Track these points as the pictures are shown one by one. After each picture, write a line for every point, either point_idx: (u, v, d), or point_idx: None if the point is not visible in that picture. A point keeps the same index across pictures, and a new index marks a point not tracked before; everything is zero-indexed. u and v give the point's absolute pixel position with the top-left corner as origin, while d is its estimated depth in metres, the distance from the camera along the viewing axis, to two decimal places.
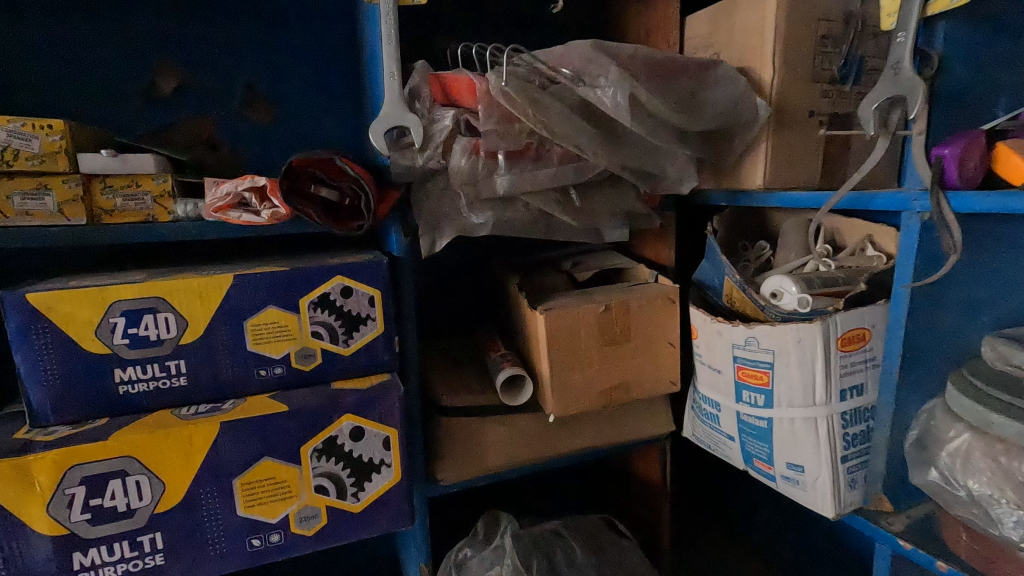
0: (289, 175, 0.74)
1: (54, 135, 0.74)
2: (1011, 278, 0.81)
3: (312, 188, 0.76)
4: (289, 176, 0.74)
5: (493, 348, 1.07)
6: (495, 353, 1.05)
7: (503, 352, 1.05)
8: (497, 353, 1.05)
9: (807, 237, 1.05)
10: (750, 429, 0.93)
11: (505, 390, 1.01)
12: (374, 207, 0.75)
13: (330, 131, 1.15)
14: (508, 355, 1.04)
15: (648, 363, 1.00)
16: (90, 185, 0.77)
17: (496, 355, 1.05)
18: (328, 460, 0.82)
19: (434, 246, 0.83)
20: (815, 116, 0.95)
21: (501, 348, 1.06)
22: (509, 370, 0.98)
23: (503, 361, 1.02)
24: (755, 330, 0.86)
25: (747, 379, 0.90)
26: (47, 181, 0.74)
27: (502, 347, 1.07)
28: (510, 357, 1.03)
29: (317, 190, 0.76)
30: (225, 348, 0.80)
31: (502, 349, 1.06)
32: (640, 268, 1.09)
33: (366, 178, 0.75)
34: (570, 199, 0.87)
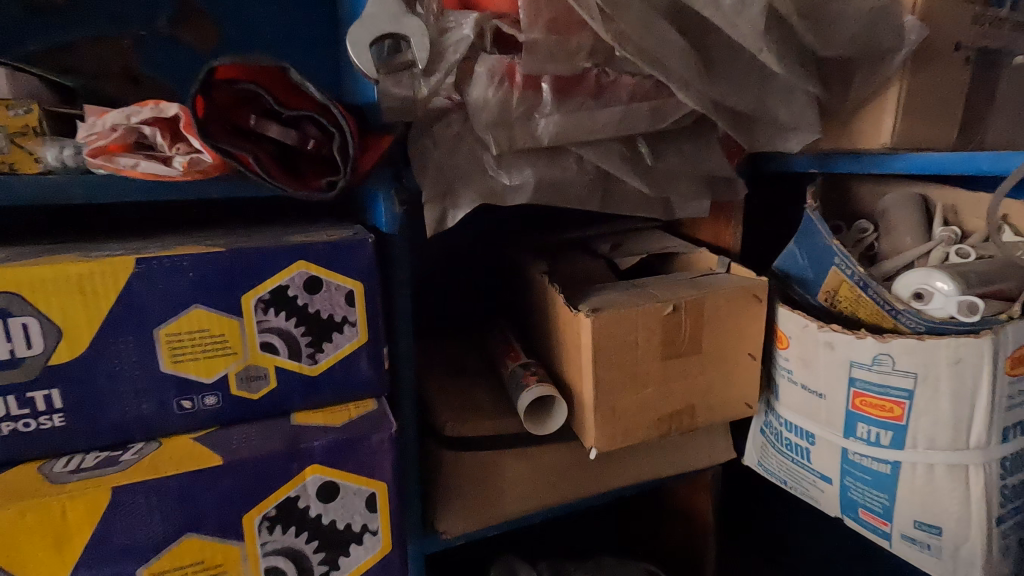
0: (209, 96, 0.45)
1: None
2: None
3: (252, 120, 0.47)
4: (211, 97, 0.45)
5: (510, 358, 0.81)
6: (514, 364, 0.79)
7: (525, 362, 0.79)
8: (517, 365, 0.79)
9: (921, 216, 0.80)
10: (861, 473, 0.70)
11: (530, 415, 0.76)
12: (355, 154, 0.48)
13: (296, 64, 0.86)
14: (534, 368, 0.78)
15: (720, 381, 0.76)
16: None
17: (515, 367, 0.79)
18: (284, 531, 0.56)
19: (444, 222, 0.54)
20: (962, 50, 0.69)
21: (523, 357, 0.80)
22: (538, 390, 0.72)
23: (527, 375, 0.76)
24: (891, 345, 0.62)
25: (867, 409, 0.66)
26: None
27: (522, 355, 0.81)
28: (536, 370, 0.77)
29: (260, 127, 0.47)
30: (125, 370, 0.53)
31: (523, 358, 0.80)
32: (703, 254, 0.83)
33: (338, 104, 0.46)
34: (638, 154, 0.61)
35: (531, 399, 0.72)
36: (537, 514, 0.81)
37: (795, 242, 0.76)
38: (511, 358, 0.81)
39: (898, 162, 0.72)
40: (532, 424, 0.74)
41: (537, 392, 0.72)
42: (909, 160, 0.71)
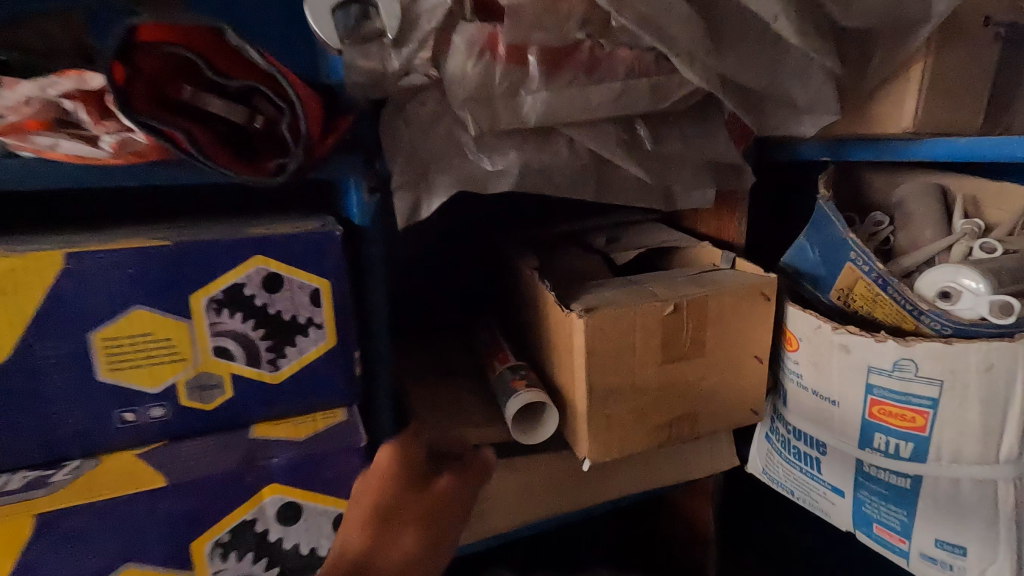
0: (131, 62, 0.38)
1: None
2: None
3: (186, 92, 0.40)
4: (134, 64, 0.38)
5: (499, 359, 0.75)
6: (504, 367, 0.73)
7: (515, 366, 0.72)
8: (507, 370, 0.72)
9: (940, 208, 0.74)
10: (877, 487, 0.64)
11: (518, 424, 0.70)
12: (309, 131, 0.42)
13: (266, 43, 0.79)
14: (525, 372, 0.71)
15: (724, 386, 0.70)
16: None
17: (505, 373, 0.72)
18: (239, 558, 0.51)
19: (417, 212, 0.49)
20: (990, 26, 0.63)
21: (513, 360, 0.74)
22: (525, 397, 0.66)
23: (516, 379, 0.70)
24: (914, 350, 0.56)
25: (886, 418, 0.61)
26: None
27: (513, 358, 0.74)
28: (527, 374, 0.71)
29: (197, 100, 0.41)
30: (56, 381, 0.47)
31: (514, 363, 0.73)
32: (706, 248, 0.77)
33: (289, 75, 0.40)
34: (637, 137, 0.54)
35: (518, 406, 0.66)
36: (526, 528, 0.76)
37: (806, 235, 0.70)
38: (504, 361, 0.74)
39: (924, 148, 0.67)
40: (521, 433, 0.68)
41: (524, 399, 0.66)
42: (935, 146, 0.66)
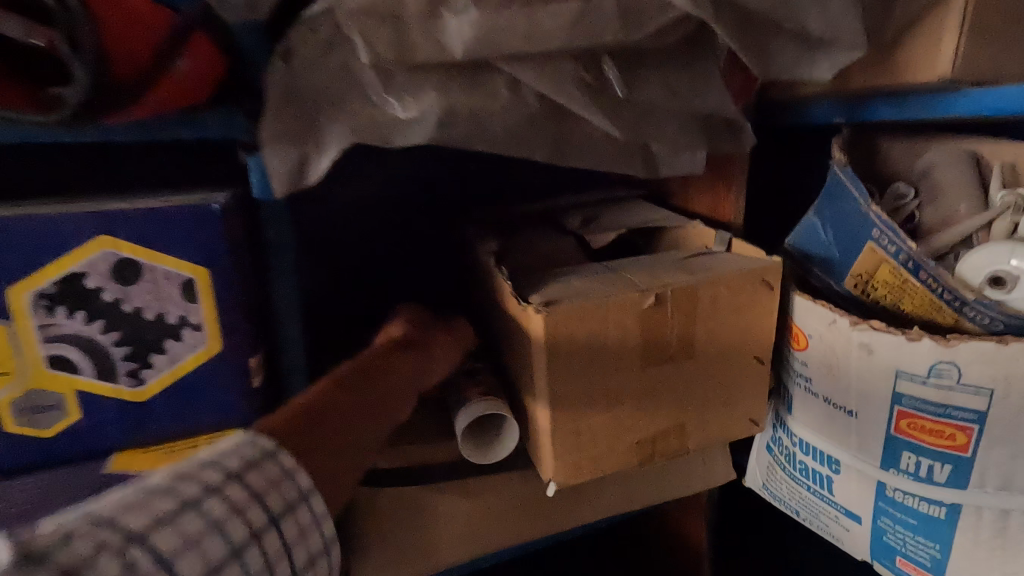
0: None
1: None
2: None
3: None
4: None
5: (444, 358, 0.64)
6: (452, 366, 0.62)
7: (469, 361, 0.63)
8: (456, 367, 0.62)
9: (975, 177, 0.62)
10: (903, 515, 0.53)
11: (469, 440, 0.57)
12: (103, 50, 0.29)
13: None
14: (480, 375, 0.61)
15: (717, 392, 0.58)
16: None
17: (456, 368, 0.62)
18: None
19: (306, 170, 0.36)
20: None
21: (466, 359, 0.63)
22: (478, 407, 0.54)
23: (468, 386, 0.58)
24: (958, 351, 0.45)
25: (917, 435, 0.49)
26: None
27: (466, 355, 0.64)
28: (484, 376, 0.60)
29: None
30: None
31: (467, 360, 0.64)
32: (698, 228, 0.65)
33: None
34: (604, 81, 0.41)
35: (469, 421, 0.54)
36: (483, 558, 0.64)
37: (816, 211, 0.58)
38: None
39: (960, 103, 0.54)
40: (472, 451, 0.56)
41: (478, 410, 0.54)
42: (973, 99, 0.53)
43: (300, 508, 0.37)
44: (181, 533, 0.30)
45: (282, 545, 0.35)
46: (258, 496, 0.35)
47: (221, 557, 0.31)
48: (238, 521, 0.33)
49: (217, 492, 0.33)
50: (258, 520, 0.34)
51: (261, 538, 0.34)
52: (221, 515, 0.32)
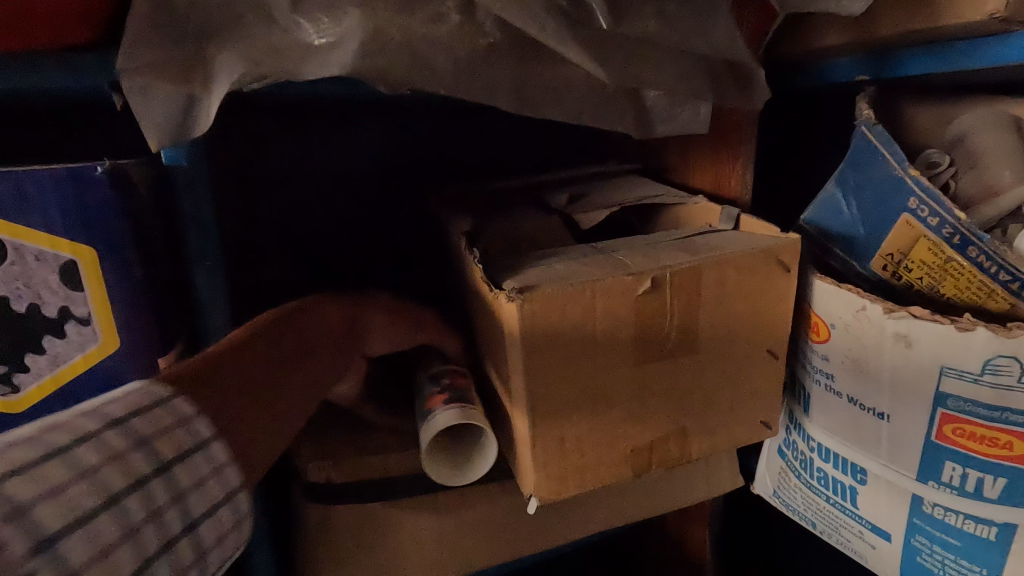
0: None
1: None
2: None
3: None
4: None
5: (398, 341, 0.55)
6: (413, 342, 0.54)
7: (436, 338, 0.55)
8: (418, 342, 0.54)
9: (1020, 143, 0.54)
10: (941, 535, 0.45)
11: (438, 453, 0.46)
12: None
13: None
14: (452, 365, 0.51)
15: (724, 392, 0.50)
16: None
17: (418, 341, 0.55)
18: None
19: (197, 115, 0.29)
20: None
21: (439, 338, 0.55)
22: (445, 417, 0.43)
23: (441, 377, 0.48)
24: (1021, 343, 0.37)
25: (962, 442, 0.41)
26: None
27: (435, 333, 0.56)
28: (457, 368, 0.50)
29: None
30: None
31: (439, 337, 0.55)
32: (701, 203, 0.57)
33: None
34: (584, 8, 0.33)
35: (429, 436, 0.43)
36: None
37: (837, 182, 0.50)
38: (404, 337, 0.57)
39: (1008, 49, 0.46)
40: (438, 469, 0.45)
41: (446, 422, 0.42)
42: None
43: (195, 456, 0.29)
44: (69, 464, 0.24)
45: (213, 469, 0.29)
46: (147, 441, 0.27)
47: (130, 482, 0.25)
48: (144, 450, 0.26)
49: (117, 424, 0.26)
50: (171, 447, 0.27)
51: (179, 465, 0.27)
52: (122, 446, 0.26)
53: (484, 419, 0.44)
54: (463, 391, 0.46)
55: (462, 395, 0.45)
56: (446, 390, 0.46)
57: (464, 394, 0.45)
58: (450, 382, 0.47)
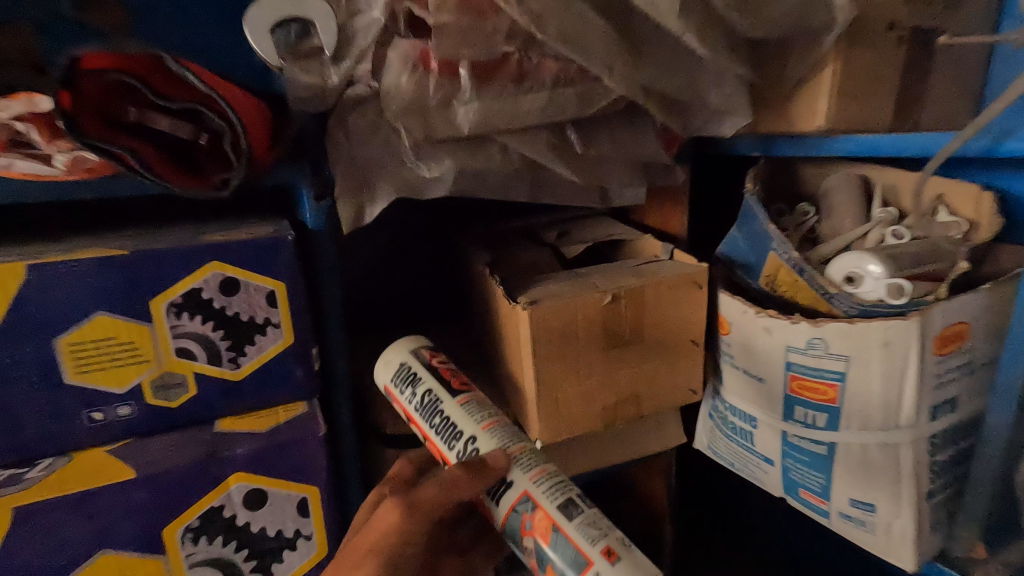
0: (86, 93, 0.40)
1: None
2: None
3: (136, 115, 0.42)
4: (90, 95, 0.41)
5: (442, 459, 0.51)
6: (454, 454, 0.50)
7: (446, 411, 0.51)
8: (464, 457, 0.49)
9: (861, 200, 0.80)
10: (800, 454, 0.70)
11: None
12: (247, 147, 0.44)
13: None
14: (514, 486, 0.46)
15: (664, 369, 0.76)
16: None
17: (440, 431, 0.51)
18: (209, 542, 0.55)
19: (363, 214, 0.55)
20: (896, 29, 0.68)
21: (453, 407, 0.51)
22: None
23: (527, 538, 0.44)
24: (824, 329, 0.62)
25: (803, 392, 0.67)
26: None
27: (440, 406, 0.52)
28: (523, 500, 0.45)
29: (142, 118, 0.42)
30: (24, 386, 0.50)
31: (451, 409, 0.51)
32: (649, 240, 0.82)
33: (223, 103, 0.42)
34: (568, 141, 0.58)
35: None
36: None
37: (737, 227, 0.76)
38: (420, 427, 0.53)
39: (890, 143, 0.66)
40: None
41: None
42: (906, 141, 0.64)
43: None
44: None
45: None
46: None
47: None
48: None
49: None
50: None
51: None
52: None
53: (613, 566, 0.40)
54: (564, 546, 0.42)
55: (570, 558, 0.41)
56: (553, 563, 0.43)
57: (572, 551, 0.41)
58: (540, 538, 0.43)
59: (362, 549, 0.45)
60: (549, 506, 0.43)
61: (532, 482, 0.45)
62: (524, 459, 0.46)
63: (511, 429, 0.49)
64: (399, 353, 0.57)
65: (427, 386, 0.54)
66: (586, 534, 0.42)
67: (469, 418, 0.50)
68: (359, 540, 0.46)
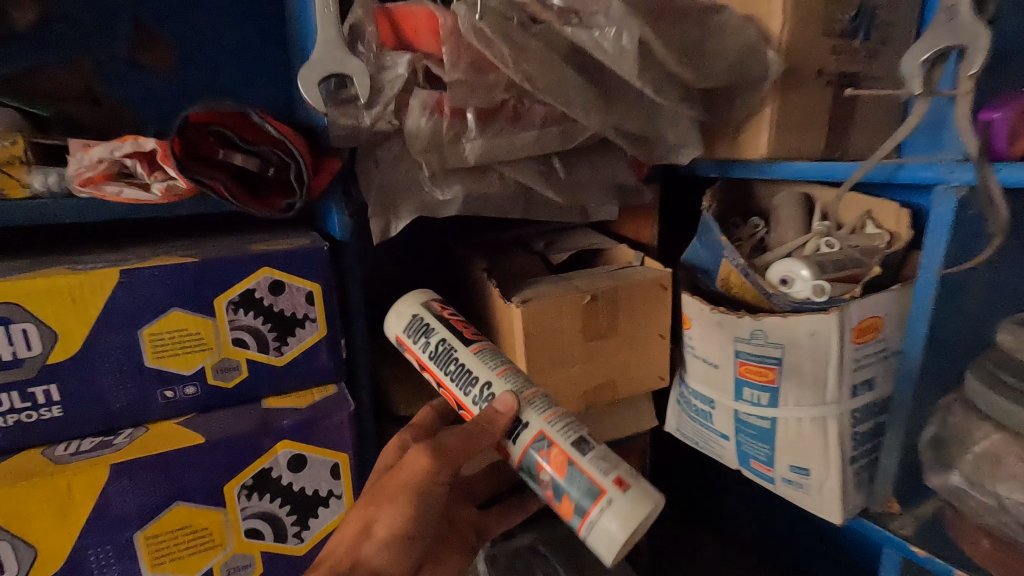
0: (184, 139, 0.53)
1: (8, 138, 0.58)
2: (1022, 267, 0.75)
3: (221, 155, 0.55)
4: (186, 140, 0.54)
5: (455, 398, 0.64)
6: (471, 398, 0.62)
7: (459, 358, 0.64)
8: (478, 399, 0.62)
9: (803, 213, 0.93)
10: (749, 429, 0.84)
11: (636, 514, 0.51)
12: (309, 180, 0.57)
13: (239, 79, 0.92)
14: (531, 426, 0.58)
15: (636, 359, 0.89)
16: None
17: (455, 375, 0.64)
18: (260, 498, 0.67)
19: (389, 230, 0.67)
20: (824, 75, 0.82)
21: (467, 355, 0.64)
22: (601, 515, 0.52)
23: (546, 471, 0.56)
24: (762, 322, 0.76)
25: (749, 375, 0.80)
26: None
27: (455, 354, 0.64)
28: (539, 438, 0.57)
29: (227, 157, 0.55)
30: (114, 369, 0.62)
31: (465, 356, 0.64)
32: (623, 249, 0.95)
33: (295, 142, 0.55)
34: (553, 169, 0.72)
35: (611, 528, 0.51)
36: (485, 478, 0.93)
37: (698, 238, 0.89)
38: (438, 375, 0.66)
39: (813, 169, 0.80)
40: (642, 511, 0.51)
41: (606, 528, 0.52)
42: (824, 167, 0.78)
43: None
44: None
45: None
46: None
47: None
48: None
49: None
50: None
51: None
52: None
53: (623, 492, 0.52)
54: (578, 474, 0.54)
55: (584, 484, 0.54)
56: (566, 487, 0.55)
57: (586, 478, 0.54)
58: (556, 471, 0.55)
59: (395, 485, 0.56)
60: (564, 443, 0.56)
61: (547, 423, 0.57)
62: (537, 402, 0.59)
63: (522, 376, 0.62)
64: (411, 307, 0.70)
65: (439, 336, 0.66)
66: (598, 467, 0.54)
67: (485, 367, 0.63)
68: (392, 478, 0.57)
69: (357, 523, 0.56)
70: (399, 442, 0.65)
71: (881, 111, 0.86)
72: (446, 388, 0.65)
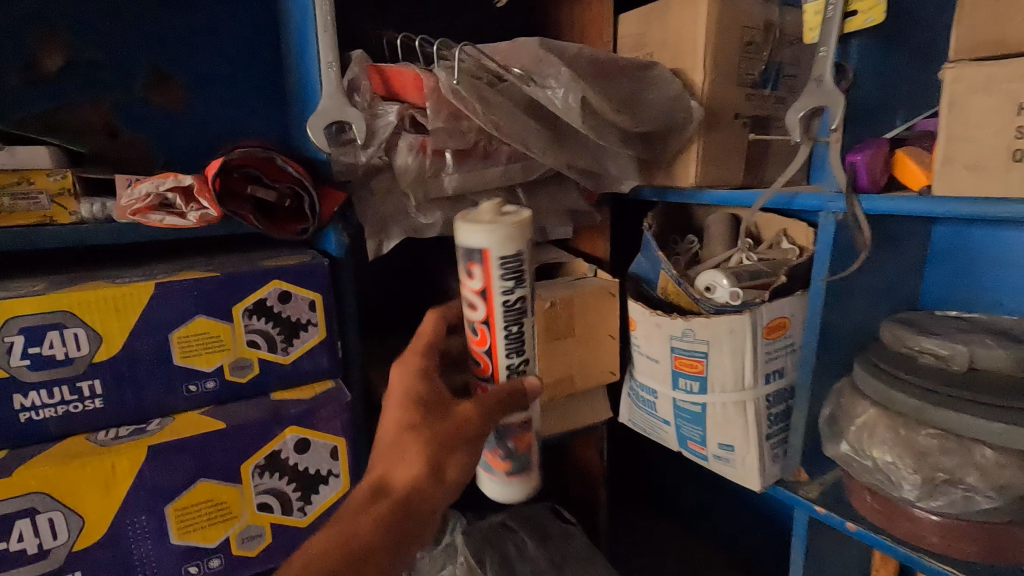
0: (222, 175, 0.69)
1: (58, 174, 0.69)
2: (893, 275, 0.93)
3: (249, 189, 0.71)
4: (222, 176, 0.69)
5: (492, 343, 0.64)
6: (507, 360, 0.65)
7: (525, 325, 0.65)
8: (512, 369, 0.65)
9: (731, 231, 1.10)
10: (686, 414, 0.99)
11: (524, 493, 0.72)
12: (319, 210, 0.73)
13: (238, 116, 1.04)
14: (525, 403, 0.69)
15: (591, 356, 1.04)
16: (34, 176, 0.67)
17: (513, 336, 0.64)
18: (272, 476, 0.79)
19: (381, 248, 0.80)
20: (740, 118, 0.98)
21: (531, 330, 0.65)
22: (515, 488, 0.70)
23: (508, 439, 0.68)
24: (690, 322, 0.92)
25: (684, 367, 0.96)
26: (29, 176, 0.67)
27: (526, 323, 0.64)
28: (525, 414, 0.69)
29: (255, 190, 0.71)
30: (148, 366, 0.73)
31: (529, 328, 0.65)
32: (578, 262, 1.10)
33: (309, 180, 0.71)
34: (517, 197, 0.86)
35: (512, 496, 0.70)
36: None
37: (642, 253, 1.05)
38: (496, 318, 0.63)
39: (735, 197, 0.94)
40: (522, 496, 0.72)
41: (510, 494, 0.70)
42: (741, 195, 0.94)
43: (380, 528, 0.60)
44: None
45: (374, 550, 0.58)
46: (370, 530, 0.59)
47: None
48: None
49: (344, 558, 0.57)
50: None
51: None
52: None
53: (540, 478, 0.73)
54: (531, 454, 0.70)
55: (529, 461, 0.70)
56: (515, 454, 0.69)
57: (527, 459, 0.70)
58: (515, 445, 0.68)
59: (466, 435, 0.63)
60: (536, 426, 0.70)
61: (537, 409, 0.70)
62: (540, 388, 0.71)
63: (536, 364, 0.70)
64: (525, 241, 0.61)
65: (520, 292, 0.63)
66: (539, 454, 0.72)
67: (532, 350, 0.67)
68: (460, 425, 0.63)
69: (427, 462, 0.62)
70: (422, 370, 0.70)
71: (785, 148, 1.04)
72: (490, 329, 0.64)
